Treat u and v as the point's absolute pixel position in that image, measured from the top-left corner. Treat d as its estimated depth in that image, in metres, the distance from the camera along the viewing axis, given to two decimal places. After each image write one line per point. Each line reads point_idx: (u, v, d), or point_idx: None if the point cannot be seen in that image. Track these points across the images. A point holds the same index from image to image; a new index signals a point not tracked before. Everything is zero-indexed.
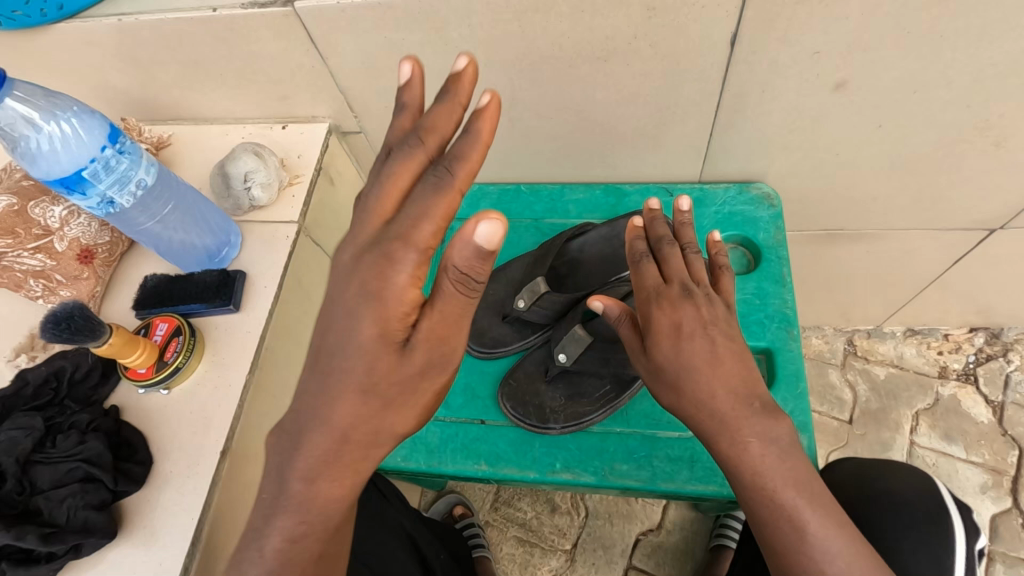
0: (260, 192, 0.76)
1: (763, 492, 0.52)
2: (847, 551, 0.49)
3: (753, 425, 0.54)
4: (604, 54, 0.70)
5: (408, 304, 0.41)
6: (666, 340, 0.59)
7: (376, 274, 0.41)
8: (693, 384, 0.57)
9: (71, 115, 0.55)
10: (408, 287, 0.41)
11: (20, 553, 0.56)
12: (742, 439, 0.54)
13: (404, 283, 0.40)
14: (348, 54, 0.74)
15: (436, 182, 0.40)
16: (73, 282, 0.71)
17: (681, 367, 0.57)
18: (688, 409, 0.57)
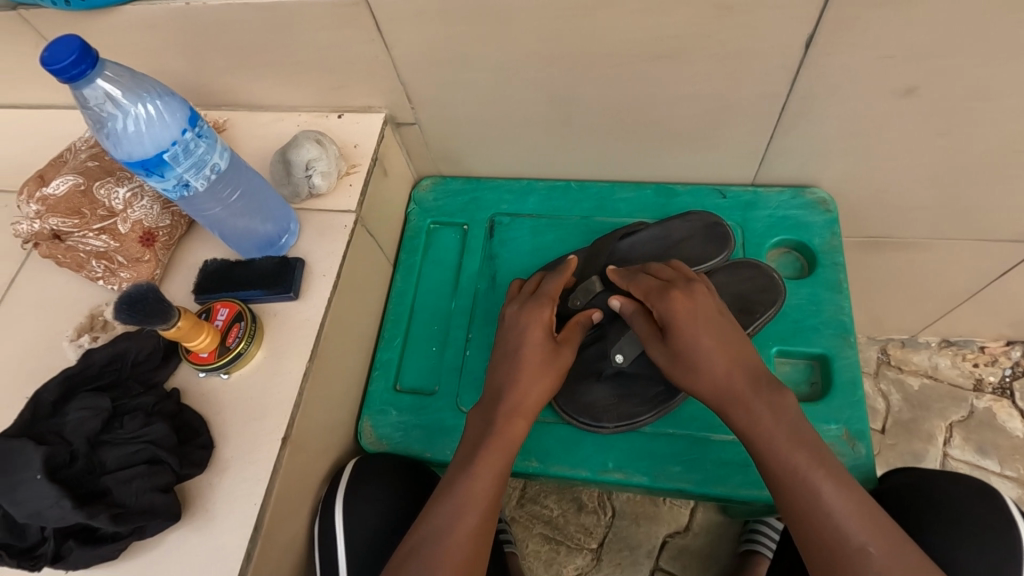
0: (320, 180, 0.75)
1: (785, 460, 0.58)
2: (856, 511, 0.55)
3: (775, 402, 0.60)
4: (673, 53, 0.69)
5: (549, 320, 0.71)
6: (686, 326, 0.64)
7: (534, 311, 0.71)
8: (710, 366, 0.62)
9: (155, 98, 0.55)
10: (548, 313, 0.71)
11: (88, 531, 0.57)
12: (760, 413, 0.60)
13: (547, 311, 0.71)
14: (413, 46, 0.74)
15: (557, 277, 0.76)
16: (134, 264, 0.72)
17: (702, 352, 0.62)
18: (707, 390, 0.62)
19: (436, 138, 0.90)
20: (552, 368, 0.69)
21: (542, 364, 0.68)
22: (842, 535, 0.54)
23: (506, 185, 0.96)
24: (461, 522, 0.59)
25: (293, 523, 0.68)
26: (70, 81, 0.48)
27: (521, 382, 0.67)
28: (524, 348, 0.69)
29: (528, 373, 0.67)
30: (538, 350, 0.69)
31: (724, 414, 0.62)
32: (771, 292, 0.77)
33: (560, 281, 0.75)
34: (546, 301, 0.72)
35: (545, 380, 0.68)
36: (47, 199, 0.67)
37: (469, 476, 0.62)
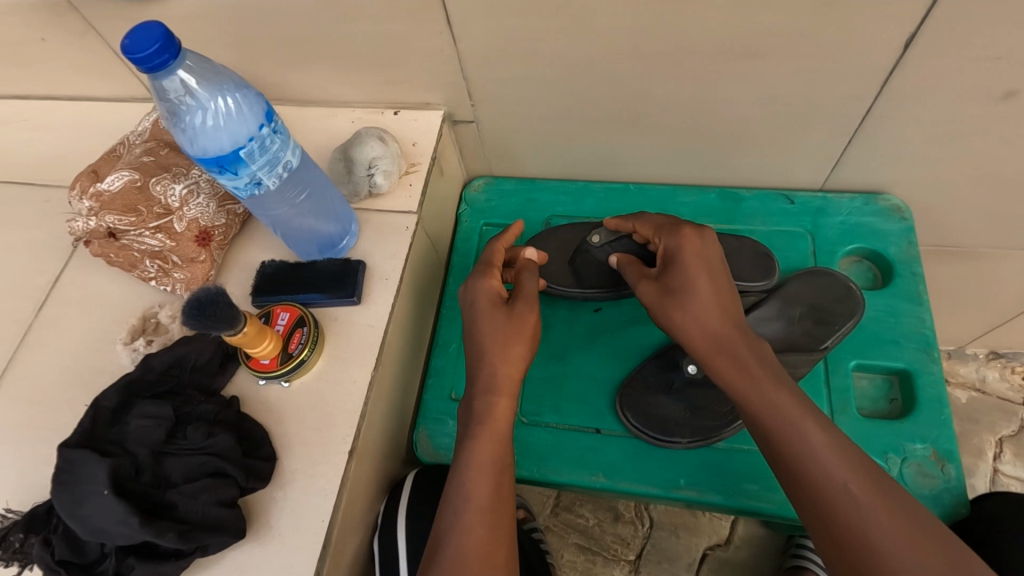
0: (383, 179, 0.72)
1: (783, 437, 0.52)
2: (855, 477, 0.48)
3: (754, 348, 0.57)
4: (761, 51, 0.66)
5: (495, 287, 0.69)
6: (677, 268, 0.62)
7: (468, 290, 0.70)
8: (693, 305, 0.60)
9: (232, 91, 0.51)
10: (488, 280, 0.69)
11: (150, 547, 0.54)
12: (751, 367, 0.56)
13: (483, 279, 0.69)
14: (482, 39, 0.70)
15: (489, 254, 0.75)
16: (188, 265, 0.69)
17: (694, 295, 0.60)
18: (686, 323, 0.60)
19: (493, 136, 0.87)
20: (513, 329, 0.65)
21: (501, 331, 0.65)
22: (851, 512, 0.47)
23: (561, 186, 0.92)
24: (458, 513, 0.56)
25: (354, 539, 0.64)
26: (151, 71, 0.45)
27: (488, 355, 0.64)
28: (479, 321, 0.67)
29: (496, 346, 0.64)
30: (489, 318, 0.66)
31: (706, 359, 0.59)
32: (848, 302, 0.74)
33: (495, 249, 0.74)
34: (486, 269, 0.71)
35: (522, 335, 0.65)
36: (102, 196, 0.64)
37: (464, 464, 0.59)
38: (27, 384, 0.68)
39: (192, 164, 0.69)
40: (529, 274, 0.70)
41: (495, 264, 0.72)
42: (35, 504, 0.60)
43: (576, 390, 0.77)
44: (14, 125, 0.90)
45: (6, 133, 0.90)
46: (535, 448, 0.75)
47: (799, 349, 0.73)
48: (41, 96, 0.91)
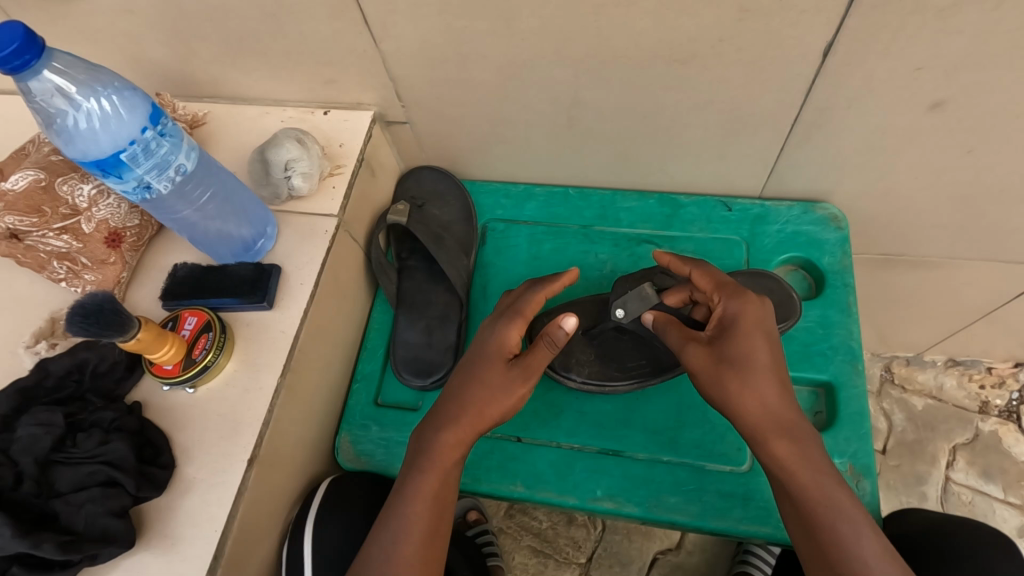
0: (301, 182, 0.70)
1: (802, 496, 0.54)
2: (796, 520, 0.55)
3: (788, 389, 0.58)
4: (683, 57, 0.65)
5: (506, 347, 0.65)
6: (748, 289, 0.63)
7: (493, 353, 0.65)
8: (738, 301, 0.61)
9: (112, 92, 0.50)
10: (508, 341, 0.65)
11: (35, 557, 0.53)
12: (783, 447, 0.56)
13: (506, 337, 0.65)
14: (403, 39, 0.69)
15: (508, 317, 0.67)
16: (99, 266, 0.67)
17: (736, 307, 0.61)
18: (744, 350, 0.58)
19: (428, 138, 0.85)
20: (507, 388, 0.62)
21: (495, 384, 0.62)
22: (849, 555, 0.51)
23: (502, 189, 0.92)
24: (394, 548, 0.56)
25: (260, 547, 0.63)
26: (13, 72, 0.43)
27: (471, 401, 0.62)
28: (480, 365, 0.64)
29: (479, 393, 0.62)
30: (494, 376, 0.63)
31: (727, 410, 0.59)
32: (787, 309, 0.73)
33: (508, 324, 0.66)
34: (512, 326, 0.66)
35: (500, 400, 0.62)
36: (6, 195, 0.63)
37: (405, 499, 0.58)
38: None
39: None
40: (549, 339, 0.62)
41: (530, 317, 0.66)
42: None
43: None
44: None
45: None
46: None
47: None
48: None
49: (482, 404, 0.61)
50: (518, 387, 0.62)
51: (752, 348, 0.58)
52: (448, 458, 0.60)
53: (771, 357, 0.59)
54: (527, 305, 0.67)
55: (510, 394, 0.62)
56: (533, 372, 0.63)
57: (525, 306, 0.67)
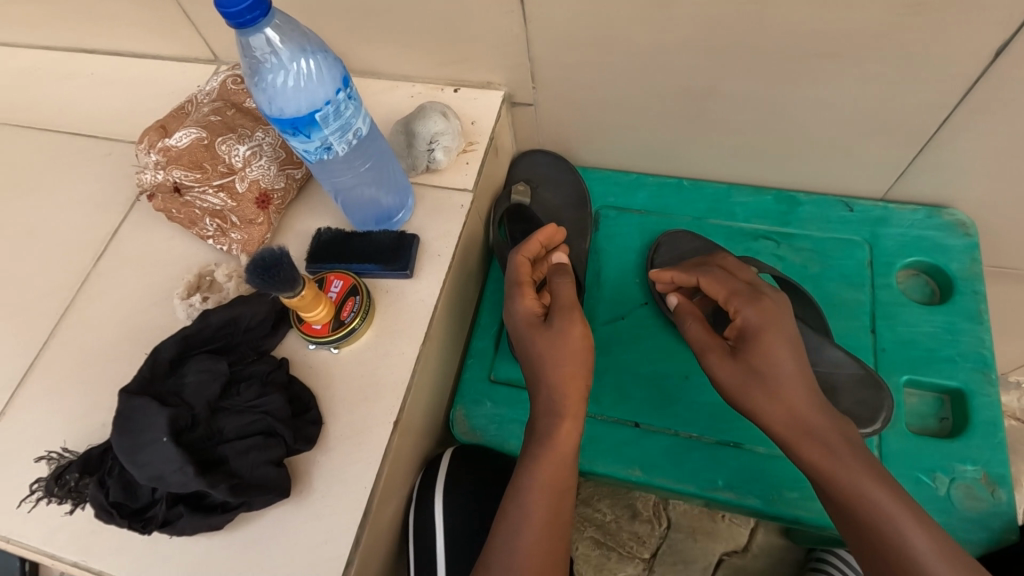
0: (442, 156, 0.72)
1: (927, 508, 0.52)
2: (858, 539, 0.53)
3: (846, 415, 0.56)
4: (840, 50, 0.64)
5: (532, 309, 0.65)
6: (764, 293, 0.61)
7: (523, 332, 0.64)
8: (755, 308, 0.59)
9: (312, 52, 0.52)
10: (528, 307, 0.65)
11: (196, 498, 0.56)
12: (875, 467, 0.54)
13: (523, 305, 0.65)
14: (554, 21, 0.69)
15: (514, 288, 0.67)
16: (247, 226, 0.69)
17: (755, 315, 0.59)
18: (772, 364, 0.56)
19: (550, 123, 0.86)
20: (563, 348, 0.61)
21: (552, 346, 0.61)
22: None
23: (613, 177, 0.91)
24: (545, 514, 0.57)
25: (390, 509, 0.65)
26: (242, 26, 0.45)
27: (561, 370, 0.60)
28: (533, 345, 0.62)
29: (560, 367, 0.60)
30: (540, 345, 0.62)
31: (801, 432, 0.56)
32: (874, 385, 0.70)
33: (516, 295, 0.66)
34: (521, 290, 0.66)
35: (572, 353, 0.60)
36: (169, 150, 0.66)
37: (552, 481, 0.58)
38: (81, 336, 0.71)
39: (257, 125, 0.69)
40: (562, 278, 0.63)
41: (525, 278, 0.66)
42: (89, 446, 0.63)
43: (616, 383, 0.77)
44: (82, 78, 0.93)
45: (76, 87, 0.92)
46: None
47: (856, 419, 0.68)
48: (112, 53, 0.94)
49: (561, 367, 0.60)
50: (569, 330, 0.61)
51: (777, 359, 0.57)
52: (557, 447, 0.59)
53: (796, 371, 0.57)
54: (518, 264, 0.68)
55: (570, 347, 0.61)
56: (564, 312, 0.62)
57: (514, 268, 0.68)
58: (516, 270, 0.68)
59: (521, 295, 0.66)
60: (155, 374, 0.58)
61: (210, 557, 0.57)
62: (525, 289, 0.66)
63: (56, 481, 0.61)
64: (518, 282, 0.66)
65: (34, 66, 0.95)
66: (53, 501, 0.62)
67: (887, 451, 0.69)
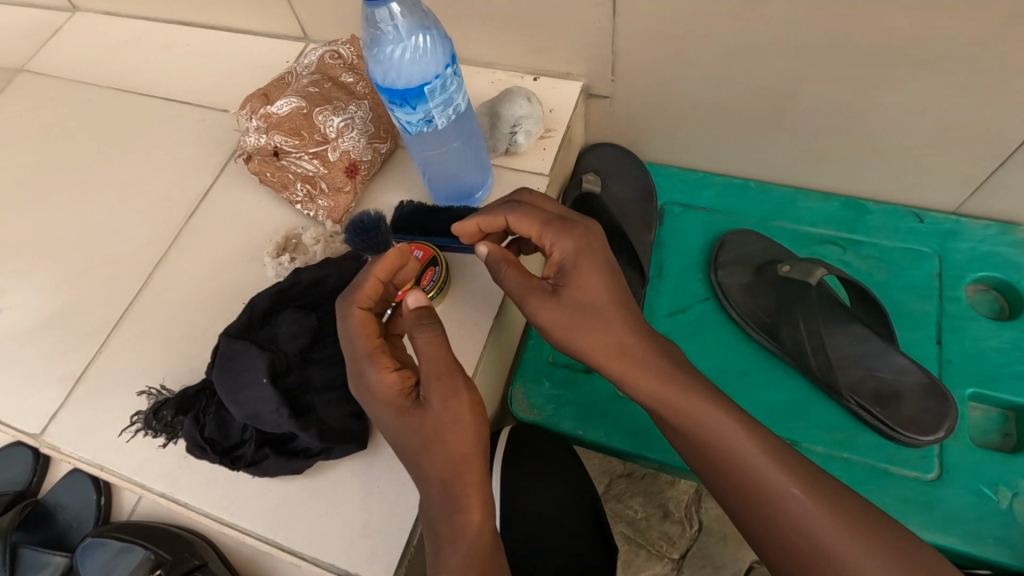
0: (524, 139, 0.74)
1: None
2: None
3: None
4: (930, 57, 0.65)
5: (393, 384, 0.49)
6: (574, 220, 0.57)
7: (405, 416, 0.49)
8: (569, 238, 0.55)
9: (428, 28, 0.55)
10: (387, 379, 0.49)
11: (282, 443, 0.60)
12: None
13: (381, 378, 0.49)
14: (644, 15, 0.71)
15: (369, 359, 0.49)
16: (335, 194, 0.73)
17: (571, 245, 0.55)
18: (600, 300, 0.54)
19: (623, 116, 0.88)
20: (439, 436, 0.48)
21: (441, 429, 0.48)
22: None
23: (679, 175, 0.93)
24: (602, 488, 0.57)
25: None
26: None
27: (460, 448, 0.48)
28: (407, 437, 0.48)
29: (456, 445, 0.48)
30: (424, 435, 0.48)
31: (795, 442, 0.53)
32: (939, 395, 0.69)
33: (371, 368, 0.49)
34: (383, 362, 0.50)
35: (465, 430, 0.48)
36: (271, 117, 0.70)
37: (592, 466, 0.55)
38: (171, 286, 0.75)
39: (351, 100, 0.73)
40: (428, 336, 0.47)
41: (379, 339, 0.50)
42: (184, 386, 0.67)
43: None
44: (177, 48, 0.98)
45: (172, 56, 0.98)
46: (628, 423, 0.76)
47: (921, 426, 0.68)
48: (207, 27, 0.99)
49: (462, 451, 0.48)
50: (465, 402, 0.48)
51: (595, 288, 0.54)
52: (472, 513, 0.48)
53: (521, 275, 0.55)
54: (359, 319, 0.50)
55: (462, 424, 0.48)
56: (439, 387, 0.48)
57: (360, 329, 0.50)
58: (359, 328, 0.50)
59: (377, 363, 0.49)
60: (252, 322, 0.62)
61: (289, 499, 0.60)
62: (371, 347, 0.50)
63: (153, 414, 0.64)
64: (366, 345, 0.49)
65: (135, 35, 1.02)
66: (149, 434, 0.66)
67: (950, 461, 0.69)
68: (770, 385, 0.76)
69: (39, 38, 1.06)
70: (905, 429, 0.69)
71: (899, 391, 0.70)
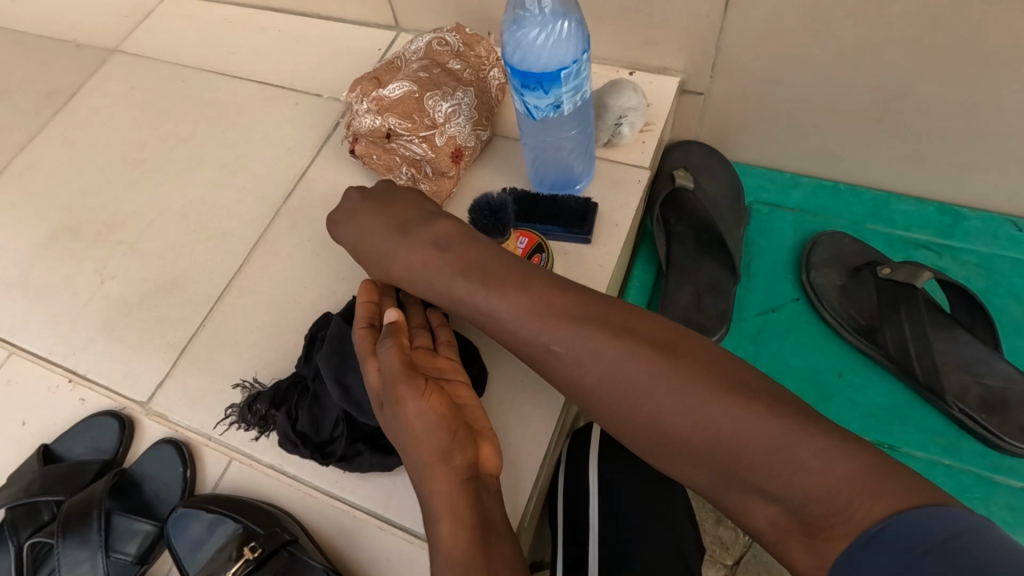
0: (628, 131, 0.75)
1: None
2: None
3: None
4: None
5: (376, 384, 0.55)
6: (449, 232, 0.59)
7: (389, 420, 0.53)
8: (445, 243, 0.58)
9: (570, 15, 0.56)
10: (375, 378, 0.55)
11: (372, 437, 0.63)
12: None
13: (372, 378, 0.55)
14: (758, 11, 0.71)
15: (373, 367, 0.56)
16: (439, 178, 0.74)
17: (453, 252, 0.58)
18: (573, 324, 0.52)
19: (716, 114, 0.88)
20: (398, 430, 0.52)
21: (405, 428, 0.51)
22: None
23: (767, 175, 0.93)
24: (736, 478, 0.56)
25: (550, 461, 0.69)
26: None
27: (423, 451, 0.50)
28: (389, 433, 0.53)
29: (419, 446, 0.51)
30: (390, 426, 0.53)
31: None
32: None
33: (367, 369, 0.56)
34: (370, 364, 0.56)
35: (415, 427, 0.51)
36: (383, 99, 0.71)
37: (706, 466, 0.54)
38: (281, 262, 0.79)
39: (458, 86, 0.74)
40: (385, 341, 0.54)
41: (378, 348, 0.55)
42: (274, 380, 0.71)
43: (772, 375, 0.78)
44: (269, 34, 1.01)
45: (266, 40, 1.00)
46: None
47: None
48: (299, 13, 1.01)
49: (412, 447, 0.51)
50: (407, 400, 0.51)
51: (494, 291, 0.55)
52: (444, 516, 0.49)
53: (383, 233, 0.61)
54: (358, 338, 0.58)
55: (421, 427, 0.51)
56: (390, 385, 0.52)
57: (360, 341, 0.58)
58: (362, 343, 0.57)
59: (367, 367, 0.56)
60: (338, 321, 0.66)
61: (399, 484, 0.69)
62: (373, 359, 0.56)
63: (249, 408, 0.69)
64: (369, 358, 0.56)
65: (227, 21, 1.04)
66: (241, 428, 0.71)
67: None
68: (870, 391, 0.75)
69: (132, 20, 1.09)
70: (1012, 438, 0.68)
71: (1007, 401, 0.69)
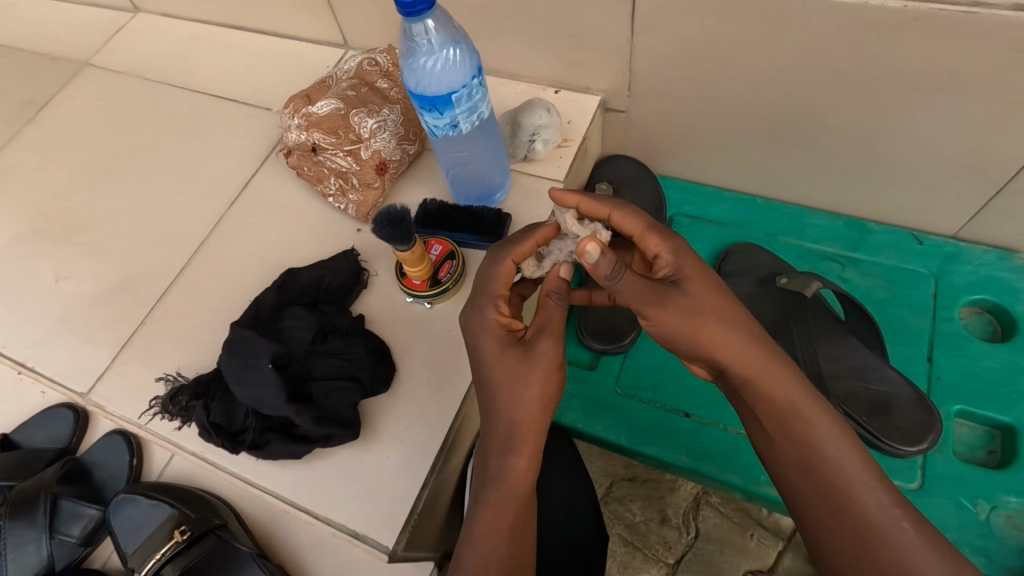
0: (542, 147, 0.80)
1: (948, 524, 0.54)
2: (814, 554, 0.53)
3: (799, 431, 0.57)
4: (931, 88, 0.68)
5: (498, 344, 0.56)
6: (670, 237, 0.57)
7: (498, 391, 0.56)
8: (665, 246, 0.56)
9: (459, 42, 0.61)
10: (491, 338, 0.57)
11: (282, 424, 0.68)
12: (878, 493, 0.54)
13: (488, 336, 0.57)
14: (660, 36, 0.76)
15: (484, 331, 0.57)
16: (364, 189, 0.79)
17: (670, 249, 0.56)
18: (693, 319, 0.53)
19: (639, 130, 0.93)
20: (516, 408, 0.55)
21: (511, 391, 0.55)
22: None
23: (692, 189, 0.98)
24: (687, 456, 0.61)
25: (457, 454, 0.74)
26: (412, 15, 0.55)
27: (493, 424, 0.55)
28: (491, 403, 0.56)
29: (498, 427, 0.55)
30: (499, 400, 0.55)
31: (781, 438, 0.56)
32: (924, 406, 0.73)
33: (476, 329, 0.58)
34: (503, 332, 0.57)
35: (526, 399, 0.54)
36: (311, 116, 0.77)
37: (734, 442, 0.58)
38: (223, 264, 0.84)
39: (384, 104, 0.79)
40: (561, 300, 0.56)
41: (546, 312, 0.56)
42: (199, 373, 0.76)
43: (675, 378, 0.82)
44: (229, 50, 1.07)
45: (226, 55, 1.07)
46: (628, 419, 0.81)
47: (910, 434, 0.73)
48: (257, 30, 1.07)
49: (501, 421, 0.55)
50: (533, 375, 0.54)
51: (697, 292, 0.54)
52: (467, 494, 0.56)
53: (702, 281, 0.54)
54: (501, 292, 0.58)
55: (529, 398, 0.54)
56: (529, 355, 0.55)
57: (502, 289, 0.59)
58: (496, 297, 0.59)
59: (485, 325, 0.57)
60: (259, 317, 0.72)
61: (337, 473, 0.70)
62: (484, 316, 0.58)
63: (170, 400, 0.74)
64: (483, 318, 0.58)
65: (192, 36, 1.11)
66: (165, 418, 0.75)
67: (932, 472, 0.73)
68: None
69: (104, 34, 1.16)
70: (890, 438, 0.73)
71: (892, 403, 0.74)
